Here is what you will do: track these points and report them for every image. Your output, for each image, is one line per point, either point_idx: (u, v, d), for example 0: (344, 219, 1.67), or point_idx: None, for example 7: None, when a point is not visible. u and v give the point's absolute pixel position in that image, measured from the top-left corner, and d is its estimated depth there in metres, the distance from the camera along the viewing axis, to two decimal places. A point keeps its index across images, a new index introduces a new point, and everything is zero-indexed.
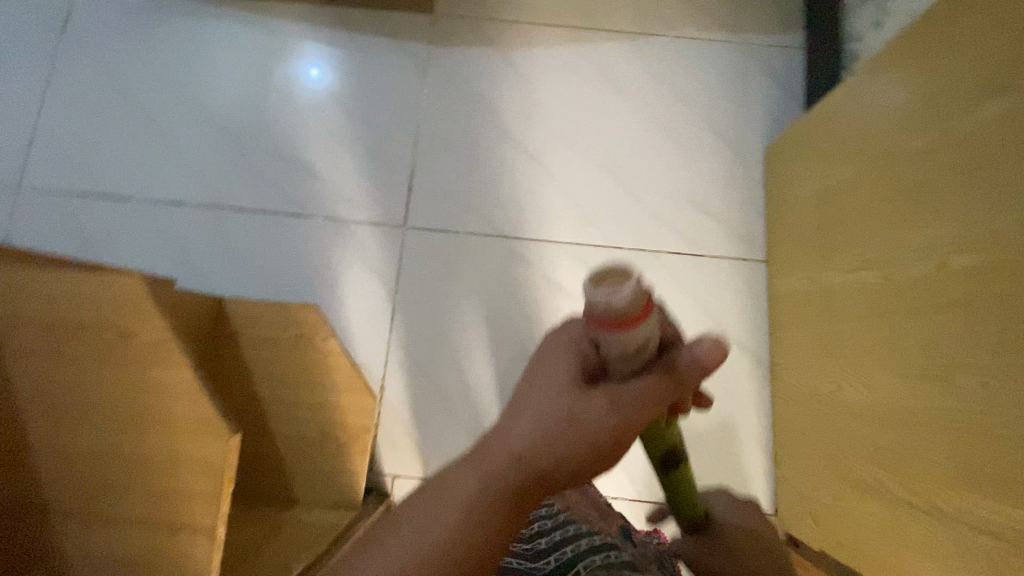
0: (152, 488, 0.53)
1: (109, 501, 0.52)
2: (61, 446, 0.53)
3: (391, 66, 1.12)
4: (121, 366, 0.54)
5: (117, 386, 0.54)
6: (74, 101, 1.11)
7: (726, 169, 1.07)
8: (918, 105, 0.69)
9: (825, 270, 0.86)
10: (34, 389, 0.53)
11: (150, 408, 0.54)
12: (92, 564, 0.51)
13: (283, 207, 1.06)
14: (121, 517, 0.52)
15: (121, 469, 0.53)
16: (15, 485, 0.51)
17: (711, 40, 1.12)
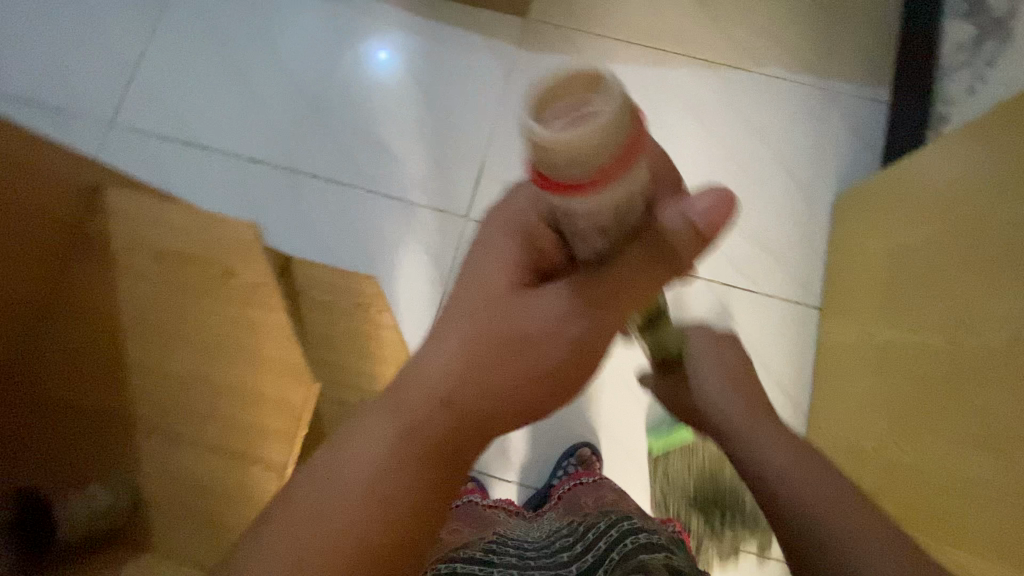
0: (232, 416, 0.53)
1: (188, 422, 0.53)
2: (151, 364, 0.54)
3: (476, 61, 1.15)
4: (216, 301, 0.57)
5: (209, 318, 0.56)
6: (175, 51, 1.16)
7: (791, 211, 1.07)
8: (1009, 175, 0.69)
9: (886, 326, 0.85)
10: (138, 310, 0.56)
11: (243, 344, 0.56)
12: (165, 480, 0.52)
13: (353, 180, 1.10)
14: (198, 440, 0.52)
15: (206, 394, 0.54)
16: (107, 393, 0.54)
17: (795, 82, 1.12)
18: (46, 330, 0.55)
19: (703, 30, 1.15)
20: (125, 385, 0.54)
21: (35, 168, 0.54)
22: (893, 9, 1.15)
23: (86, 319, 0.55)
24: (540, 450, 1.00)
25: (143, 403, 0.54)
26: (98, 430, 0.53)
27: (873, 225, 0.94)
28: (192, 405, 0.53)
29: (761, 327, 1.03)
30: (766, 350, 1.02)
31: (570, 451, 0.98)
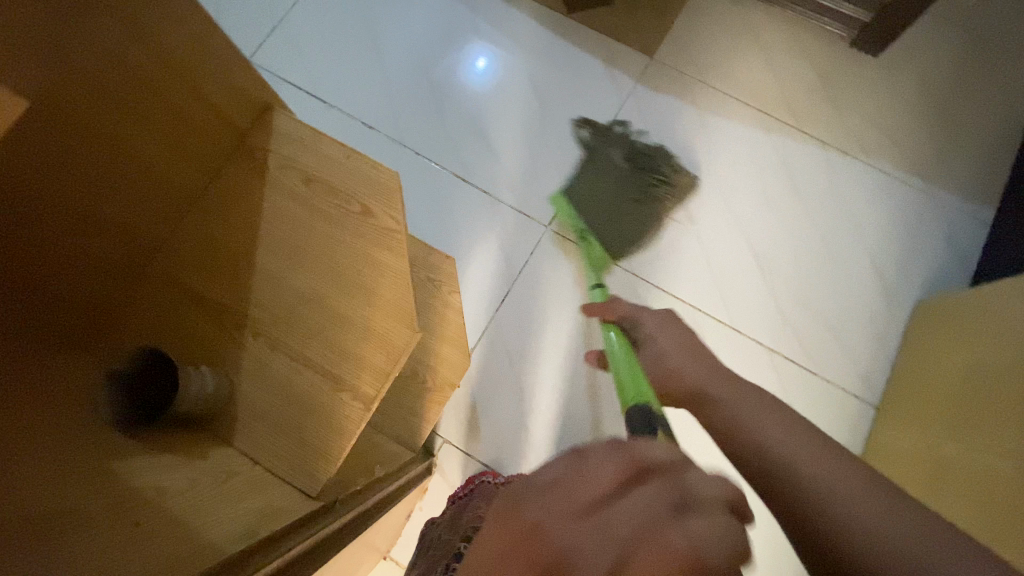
0: (333, 342, 0.52)
1: (286, 333, 0.52)
2: (263, 265, 0.54)
3: (594, 84, 1.19)
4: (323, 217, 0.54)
5: (311, 235, 0.54)
6: (322, 5, 1.23)
7: (869, 303, 1.06)
8: None
9: (946, 440, 0.83)
10: (266, 209, 0.55)
11: (352, 270, 0.53)
12: (255, 383, 0.51)
13: (451, 165, 1.14)
14: (293, 353, 0.52)
15: (313, 312, 0.52)
16: (218, 285, 0.54)
17: (901, 181, 1.13)
18: (191, 220, 0.55)
19: (820, 109, 1.17)
20: (249, 287, 0.53)
21: None
22: (1015, 135, 1.14)
23: (229, 219, 0.55)
24: None
25: (259, 307, 0.53)
26: (217, 324, 0.53)
27: (950, 336, 0.93)
28: (300, 319, 0.52)
29: (812, 409, 1.01)
30: None
31: None
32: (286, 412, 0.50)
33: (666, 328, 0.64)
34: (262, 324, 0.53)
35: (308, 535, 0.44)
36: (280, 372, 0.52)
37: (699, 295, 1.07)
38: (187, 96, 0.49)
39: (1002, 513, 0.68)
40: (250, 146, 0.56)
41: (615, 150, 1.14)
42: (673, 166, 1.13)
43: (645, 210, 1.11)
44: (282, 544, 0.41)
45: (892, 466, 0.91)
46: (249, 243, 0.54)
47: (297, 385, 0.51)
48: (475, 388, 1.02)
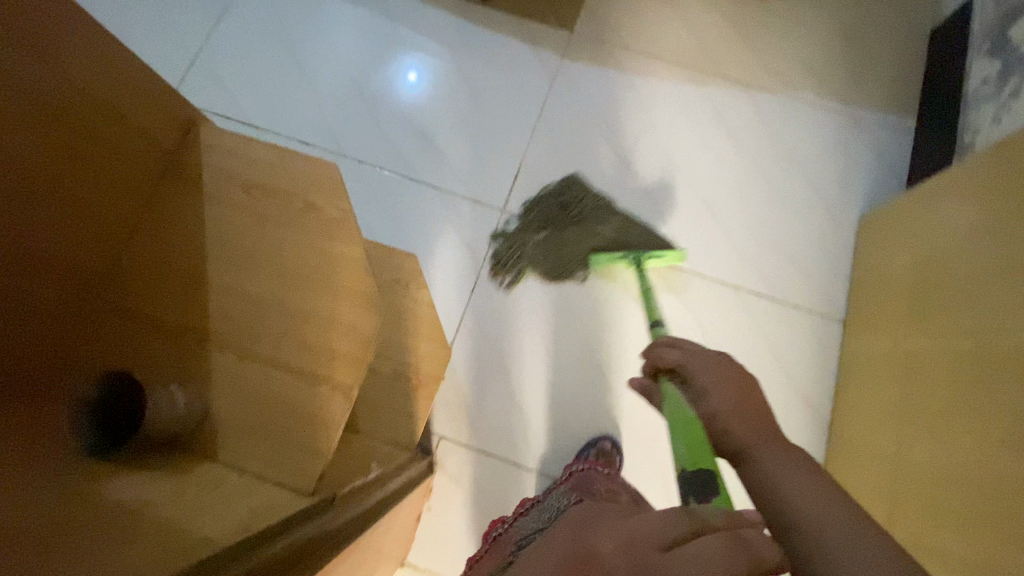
0: (303, 340, 0.52)
1: (251, 340, 0.52)
2: (216, 277, 0.53)
3: (524, 67, 1.21)
4: (268, 222, 0.54)
5: (258, 239, 0.53)
6: (238, 35, 1.22)
7: (819, 226, 1.11)
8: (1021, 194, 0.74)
9: (909, 335, 0.87)
10: (211, 219, 0.54)
11: (308, 268, 0.53)
12: (231, 396, 0.50)
13: (397, 168, 1.15)
14: (264, 357, 0.51)
15: (275, 315, 0.52)
16: (175, 305, 0.53)
17: (826, 107, 1.18)
18: (133, 245, 0.54)
19: (740, 54, 1.21)
20: (206, 303, 0.53)
21: None
22: (921, 47, 1.21)
23: (175, 238, 0.54)
24: (563, 440, 1.00)
25: (219, 321, 0.52)
26: (179, 343, 0.52)
27: (897, 241, 0.97)
28: (264, 324, 0.52)
29: (784, 335, 1.05)
30: (787, 357, 1.04)
31: (590, 442, 0.98)
32: (265, 418, 0.50)
33: (722, 378, 0.59)
34: (226, 335, 0.52)
35: (301, 531, 0.42)
36: (252, 380, 0.51)
37: None
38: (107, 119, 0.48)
39: (970, 387, 0.73)
40: (183, 165, 0.56)
41: (529, 233, 1.10)
42: (566, 192, 1.12)
43: (611, 218, 1.10)
44: (284, 534, 0.40)
45: (867, 371, 0.95)
46: (199, 257, 0.54)
47: (273, 388, 0.50)
48: (461, 382, 1.02)
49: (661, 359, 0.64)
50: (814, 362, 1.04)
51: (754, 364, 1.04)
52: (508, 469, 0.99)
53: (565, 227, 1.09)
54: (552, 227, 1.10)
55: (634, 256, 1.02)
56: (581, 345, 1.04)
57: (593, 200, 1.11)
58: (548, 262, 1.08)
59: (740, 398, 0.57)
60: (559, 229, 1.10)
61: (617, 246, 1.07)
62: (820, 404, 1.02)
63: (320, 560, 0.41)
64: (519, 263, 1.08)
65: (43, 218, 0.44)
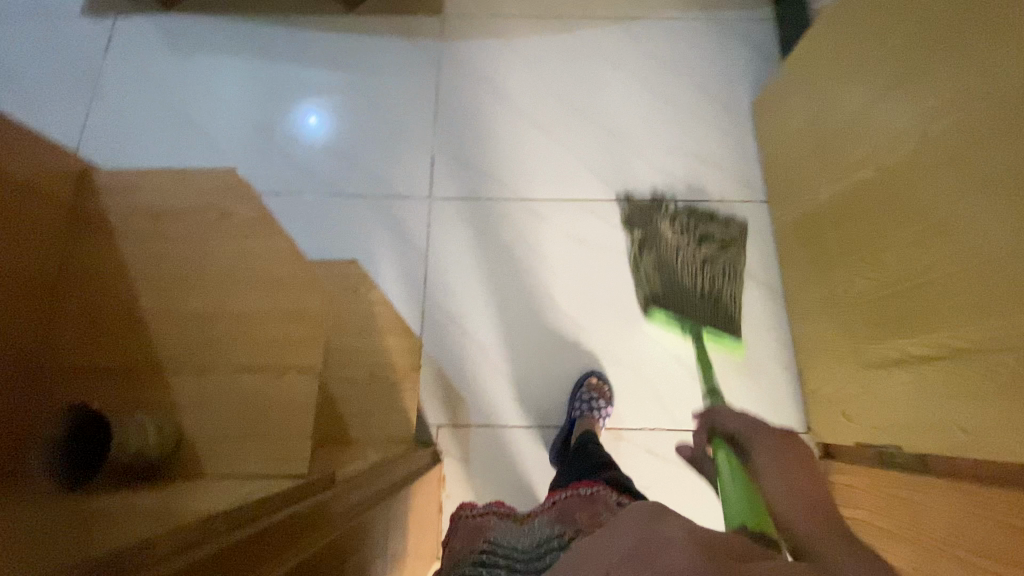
0: (263, 338, 0.57)
1: (211, 354, 0.56)
2: (162, 310, 0.58)
3: (407, 58, 1.24)
4: (201, 247, 0.60)
5: (193, 267, 0.59)
6: (118, 106, 1.20)
7: (717, 125, 1.18)
8: (874, 28, 0.82)
9: (822, 187, 0.94)
10: (140, 262, 0.59)
11: (252, 274, 0.59)
12: (205, 407, 0.55)
13: (315, 189, 1.15)
14: (229, 364, 0.56)
15: (224, 324, 0.57)
16: (130, 348, 0.57)
17: (691, 18, 1.26)
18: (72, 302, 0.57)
19: None
20: (151, 334, 0.57)
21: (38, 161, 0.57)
22: None
23: (104, 288, 0.58)
24: (552, 390, 1.02)
25: (171, 348, 0.57)
26: (141, 381, 0.56)
27: (787, 114, 1.05)
28: (220, 336, 0.57)
29: None
30: None
31: (579, 381, 1.01)
32: (250, 418, 0.55)
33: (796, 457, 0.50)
34: (183, 356, 0.57)
35: (301, 504, 0.43)
36: (230, 387, 0.55)
37: (588, 188, 1.14)
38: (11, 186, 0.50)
39: (881, 208, 0.80)
40: (100, 222, 0.60)
41: (666, 228, 1.01)
42: (722, 224, 1.00)
43: (728, 274, 0.96)
44: (280, 510, 0.41)
45: (795, 236, 1.02)
46: (134, 297, 0.58)
47: (246, 390, 0.55)
48: (440, 368, 1.02)
49: (722, 420, 0.58)
50: (755, 244, 1.10)
51: None
52: (509, 434, 1.00)
53: (697, 253, 0.96)
54: (682, 231, 0.99)
55: (690, 326, 0.94)
56: (540, 297, 1.07)
57: (731, 253, 0.98)
58: (652, 267, 1.00)
59: (812, 482, 0.47)
60: (689, 247, 0.97)
61: (702, 303, 0.94)
62: (771, 280, 1.08)
63: (322, 535, 0.40)
64: (638, 240, 1.05)
65: None
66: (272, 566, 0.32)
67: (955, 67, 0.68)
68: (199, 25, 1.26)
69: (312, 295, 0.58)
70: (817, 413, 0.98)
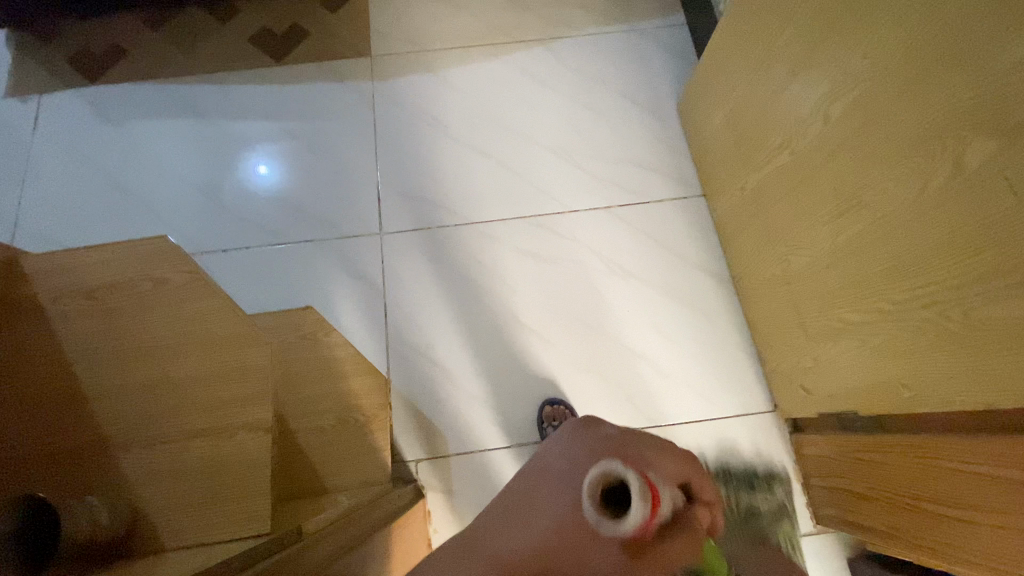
0: (216, 401, 0.57)
1: (161, 424, 0.56)
2: (106, 388, 0.57)
3: (340, 100, 1.25)
4: (143, 321, 0.60)
5: (140, 340, 0.59)
6: (51, 184, 1.19)
7: (647, 127, 1.23)
8: (764, 23, 0.88)
9: (748, 175, 0.99)
10: (78, 343, 0.59)
11: (199, 337, 0.60)
12: (159, 479, 0.54)
13: (264, 241, 1.14)
14: (181, 431, 0.56)
15: (173, 392, 0.57)
16: (69, 429, 0.55)
17: (609, 31, 1.32)
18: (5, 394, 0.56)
19: (521, 18, 1.33)
20: (93, 413, 0.56)
21: None
22: None
23: (40, 374, 0.57)
24: (524, 406, 1.03)
25: (117, 423, 0.56)
26: (81, 463, 0.54)
27: (708, 111, 1.10)
28: (170, 403, 0.57)
29: (664, 226, 1.15)
30: (676, 243, 1.14)
31: (540, 412, 1.01)
32: (208, 486, 0.54)
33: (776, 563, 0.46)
34: (129, 433, 0.56)
35: (264, 562, 0.43)
36: (184, 455, 0.55)
37: (534, 204, 1.17)
38: None
39: (801, 188, 0.85)
40: (38, 310, 0.60)
41: None
42: (765, 493, 0.99)
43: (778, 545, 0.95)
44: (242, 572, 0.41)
45: (733, 224, 1.07)
46: (71, 379, 0.57)
47: (203, 456, 0.55)
48: (410, 402, 1.02)
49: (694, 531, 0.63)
50: (699, 237, 1.14)
51: (651, 262, 1.13)
52: (488, 456, 1.00)
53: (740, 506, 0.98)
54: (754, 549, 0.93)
55: None
56: (500, 316, 1.08)
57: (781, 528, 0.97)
58: None
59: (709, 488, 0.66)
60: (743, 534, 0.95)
61: None
62: (719, 269, 1.12)
63: None
64: None
65: None
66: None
67: (836, 51, 0.74)
68: (126, 93, 1.26)
69: (259, 349, 0.59)
70: (780, 390, 1.01)
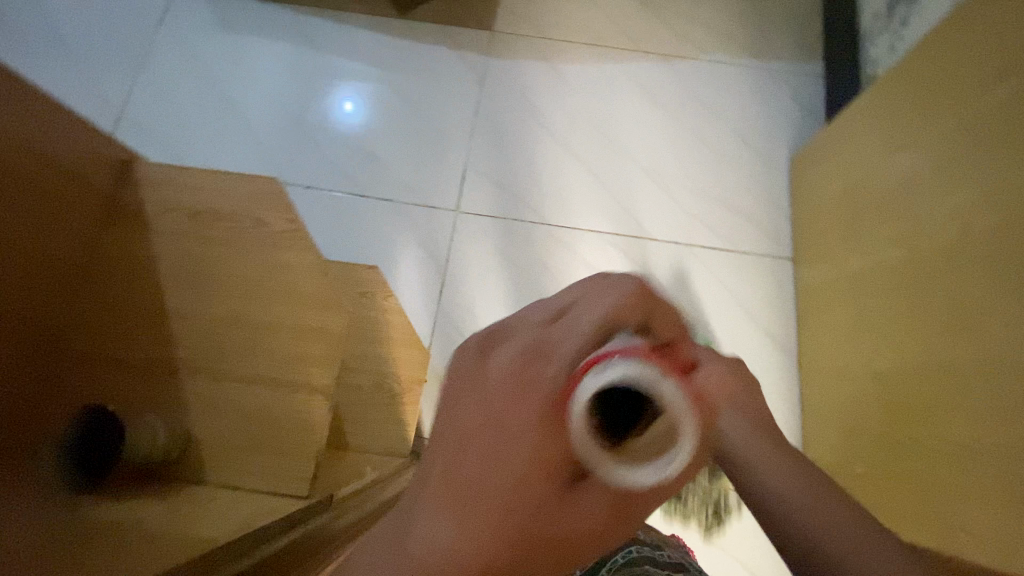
0: (284, 353, 0.61)
1: (227, 361, 0.60)
2: (184, 312, 0.61)
3: (450, 66, 1.24)
4: (233, 259, 0.63)
5: (223, 278, 0.63)
6: (163, 81, 1.23)
7: (753, 174, 1.17)
8: (923, 104, 0.81)
9: (852, 256, 0.93)
10: (172, 266, 0.62)
11: (280, 283, 0.63)
12: (218, 412, 0.58)
13: (344, 189, 1.15)
14: (246, 373, 0.60)
15: (245, 332, 0.61)
16: (145, 344, 0.59)
17: (740, 64, 1.25)
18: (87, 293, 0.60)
19: (652, 28, 1.28)
20: (168, 335, 0.60)
21: (85, 151, 0.60)
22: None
23: (131, 287, 0.61)
24: None
25: (189, 350, 0.60)
26: (150, 379, 0.58)
27: (826, 177, 1.04)
28: (243, 343, 0.61)
29: (741, 281, 1.10)
30: (748, 300, 1.09)
31: None
32: (254, 432, 0.58)
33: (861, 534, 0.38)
34: (197, 363, 0.59)
35: (291, 533, 0.46)
36: (241, 400, 0.59)
37: (613, 222, 1.14)
38: (52, 189, 0.55)
39: (911, 290, 0.79)
40: (139, 217, 0.63)
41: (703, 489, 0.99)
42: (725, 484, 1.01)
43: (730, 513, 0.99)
44: (273, 540, 0.44)
45: (816, 300, 1.02)
46: (153, 299, 0.61)
47: (259, 404, 0.59)
48: (441, 383, 1.03)
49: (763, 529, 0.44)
50: (776, 301, 1.09)
51: (719, 315, 1.08)
52: None
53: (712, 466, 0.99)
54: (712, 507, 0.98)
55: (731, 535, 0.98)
56: None
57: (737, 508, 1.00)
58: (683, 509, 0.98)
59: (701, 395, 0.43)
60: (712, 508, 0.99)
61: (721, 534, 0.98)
62: (787, 341, 1.07)
63: None
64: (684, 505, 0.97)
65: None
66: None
67: (1002, 159, 0.67)
68: (249, 8, 1.28)
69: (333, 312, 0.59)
70: None
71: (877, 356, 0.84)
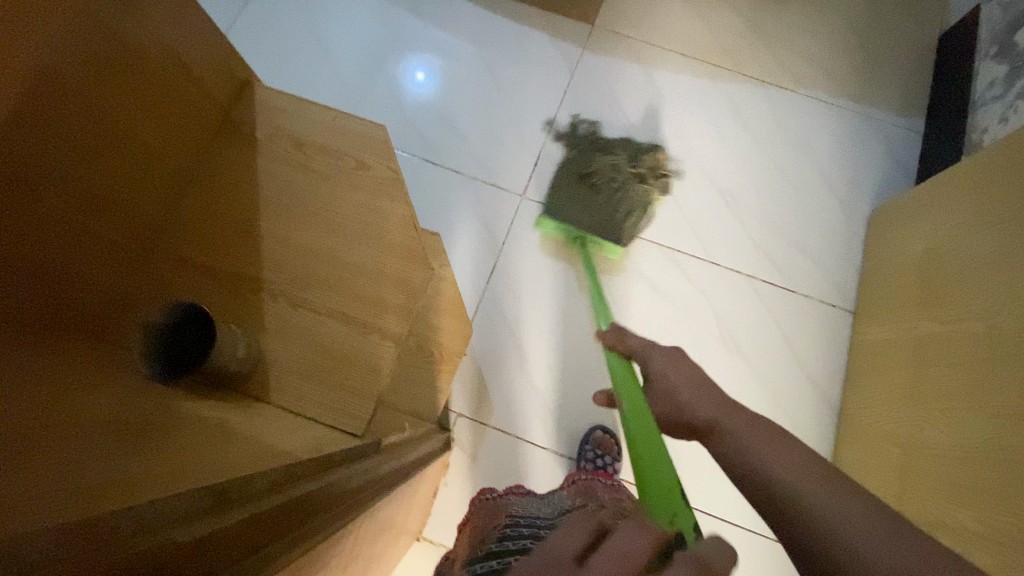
0: (360, 295, 0.64)
1: (309, 291, 0.64)
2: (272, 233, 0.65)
3: (543, 52, 1.24)
4: (327, 198, 0.67)
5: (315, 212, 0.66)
6: (268, 12, 1.25)
7: (829, 218, 1.14)
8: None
9: (921, 320, 0.90)
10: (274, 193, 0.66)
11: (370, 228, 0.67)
12: (292, 333, 0.62)
13: (419, 152, 1.16)
14: (322, 306, 0.63)
15: (332, 267, 0.65)
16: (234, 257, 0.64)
17: (838, 104, 1.22)
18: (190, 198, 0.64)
19: (755, 51, 1.25)
20: (256, 253, 0.64)
21: (208, 63, 0.62)
22: (930, 53, 1.25)
23: (232, 202, 0.65)
24: (579, 421, 1.02)
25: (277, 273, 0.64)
26: (234, 291, 0.62)
27: (907, 236, 1.00)
28: (327, 277, 0.64)
29: (794, 323, 1.08)
30: (798, 343, 1.07)
31: (585, 437, 1.00)
32: (319, 359, 0.62)
33: (856, 519, 0.40)
34: (284, 285, 0.63)
35: (339, 468, 0.47)
36: (314, 327, 0.62)
37: (677, 238, 1.12)
38: (173, 90, 0.58)
39: (978, 367, 0.76)
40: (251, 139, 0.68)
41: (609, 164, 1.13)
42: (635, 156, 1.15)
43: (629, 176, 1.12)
44: (324, 470, 0.45)
45: (873, 357, 0.99)
46: (252, 218, 0.65)
47: (329, 335, 0.62)
48: (478, 360, 1.04)
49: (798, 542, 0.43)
50: (828, 351, 1.07)
51: (765, 351, 1.06)
52: (525, 447, 1.00)
53: (615, 191, 1.09)
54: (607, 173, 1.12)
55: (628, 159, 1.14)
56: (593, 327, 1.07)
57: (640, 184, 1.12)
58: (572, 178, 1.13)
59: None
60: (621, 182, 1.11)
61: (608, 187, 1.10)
62: (830, 393, 1.05)
63: (335, 519, 0.41)
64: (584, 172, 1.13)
65: (101, 173, 0.51)
66: (303, 543, 0.36)
67: None
68: None
69: None
70: None
71: (929, 428, 0.81)
